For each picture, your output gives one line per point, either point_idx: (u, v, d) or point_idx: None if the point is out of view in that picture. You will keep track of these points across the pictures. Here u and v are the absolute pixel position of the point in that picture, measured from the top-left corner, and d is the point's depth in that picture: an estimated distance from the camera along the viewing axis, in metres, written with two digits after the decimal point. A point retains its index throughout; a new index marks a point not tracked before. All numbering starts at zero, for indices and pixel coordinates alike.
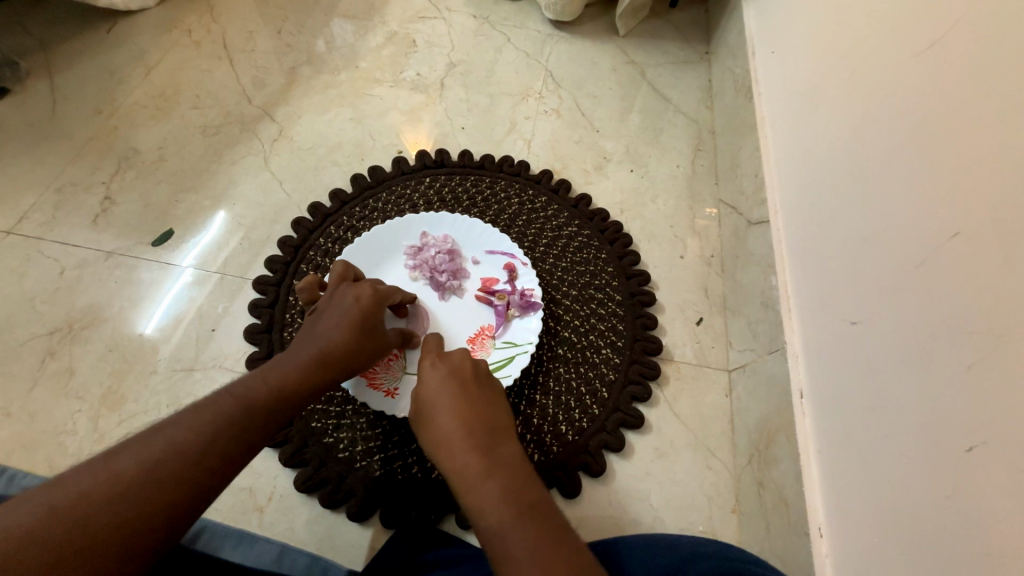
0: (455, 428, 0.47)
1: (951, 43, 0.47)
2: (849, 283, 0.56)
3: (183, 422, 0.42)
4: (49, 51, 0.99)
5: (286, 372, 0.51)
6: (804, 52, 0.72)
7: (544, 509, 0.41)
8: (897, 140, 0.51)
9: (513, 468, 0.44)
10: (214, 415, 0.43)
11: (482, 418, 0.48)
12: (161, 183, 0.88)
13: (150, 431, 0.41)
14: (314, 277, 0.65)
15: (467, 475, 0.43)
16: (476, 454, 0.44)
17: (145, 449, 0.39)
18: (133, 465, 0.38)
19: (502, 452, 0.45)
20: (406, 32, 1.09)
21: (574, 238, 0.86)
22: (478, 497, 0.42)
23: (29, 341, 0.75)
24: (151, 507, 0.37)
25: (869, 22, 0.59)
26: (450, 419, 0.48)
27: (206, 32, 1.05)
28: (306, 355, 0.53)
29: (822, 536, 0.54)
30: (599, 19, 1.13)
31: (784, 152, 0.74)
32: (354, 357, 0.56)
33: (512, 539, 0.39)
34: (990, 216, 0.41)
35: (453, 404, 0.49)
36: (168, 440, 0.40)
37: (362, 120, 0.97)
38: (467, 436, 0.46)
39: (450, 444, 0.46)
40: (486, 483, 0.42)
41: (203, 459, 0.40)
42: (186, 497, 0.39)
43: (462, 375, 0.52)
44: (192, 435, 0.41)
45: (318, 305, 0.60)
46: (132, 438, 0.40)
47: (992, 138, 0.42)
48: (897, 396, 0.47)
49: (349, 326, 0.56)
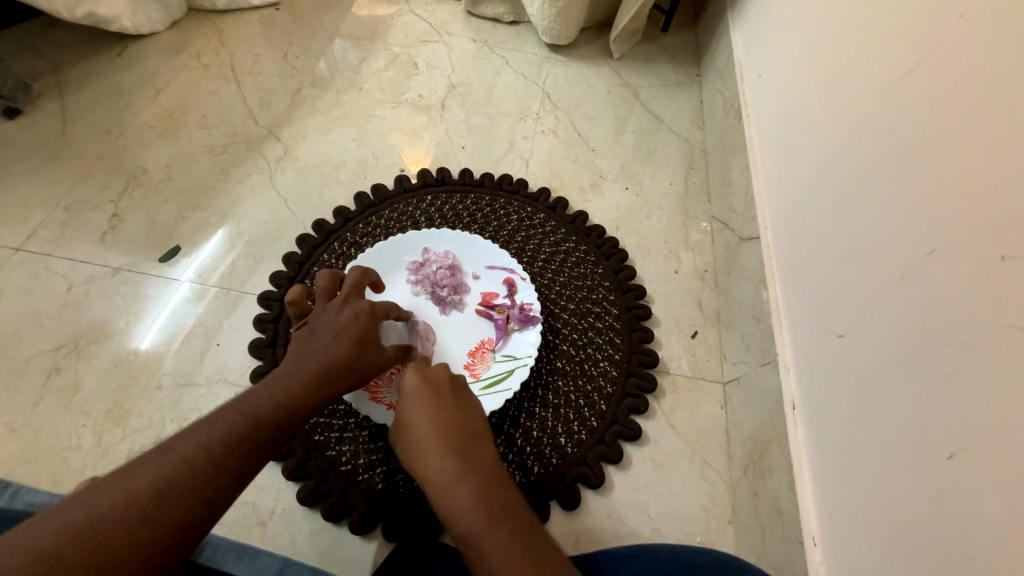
0: (431, 437, 0.48)
1: (920, 77, 0.51)
2: (837, 297, 0.58)
3: (193, 440, 0.43)
4: (61, 73, 1.02)
5: (291, 388, 0.51)
6: (788, 78, 0.76)
7: (515, 509, 0.43)
8: (876, 161, 0.54)
9: (485, 472, 0.46)
10: (221, 431, 0.44)
11: (457, 425, 0.50)
12: (169, 201, 0.90)
13: (160, 448, 0.41)
14: (302, 286, 0.65)
15: (444, 481, 0.45)
16: (451, 461, 0.46)
17: (158, 467, 0.40)
18: (146, 485, 0.39)
19: (478, 458, 0.47)
20: (407, 55, 1.12)
21: (571, 253, 0.88)
22: (450, 503, 0.44)
23: (34, 357, 0.76)
24: (163, 527, 0.38)
25: (847, 53, 0.62)
26: (424, 427, 0.49)
27: (214, 55, 1.08)
28: (307, 369, 0.53)
29: (816, 544, 0.55)
30: (594, 42, 1.17)
31: (772, 170, 0.77)
32: (355, 367, 0.56)
33: (484, 540, 0.41)
34: (962, 234, 0.44)
35: (426, 411, 0.51)
36: (179, 458, 0.41)
37: (365, 140, 0.99)
38: (443, 443, 0.48)
39: (425, 453, 0.48)
40: (458, 491, 0.44)
41: (214, 477, 0.41)
42: (191, 517, 0.39)
43: (436, 382, 0.54)
44: (200, 453, 0.42)
45: (311, 318, 0.60)
46: (145, 455, 0.41)
47: (963, 164, 0.45)
48: (883, 406, 0.49)
49: (350, 341, 0.57)
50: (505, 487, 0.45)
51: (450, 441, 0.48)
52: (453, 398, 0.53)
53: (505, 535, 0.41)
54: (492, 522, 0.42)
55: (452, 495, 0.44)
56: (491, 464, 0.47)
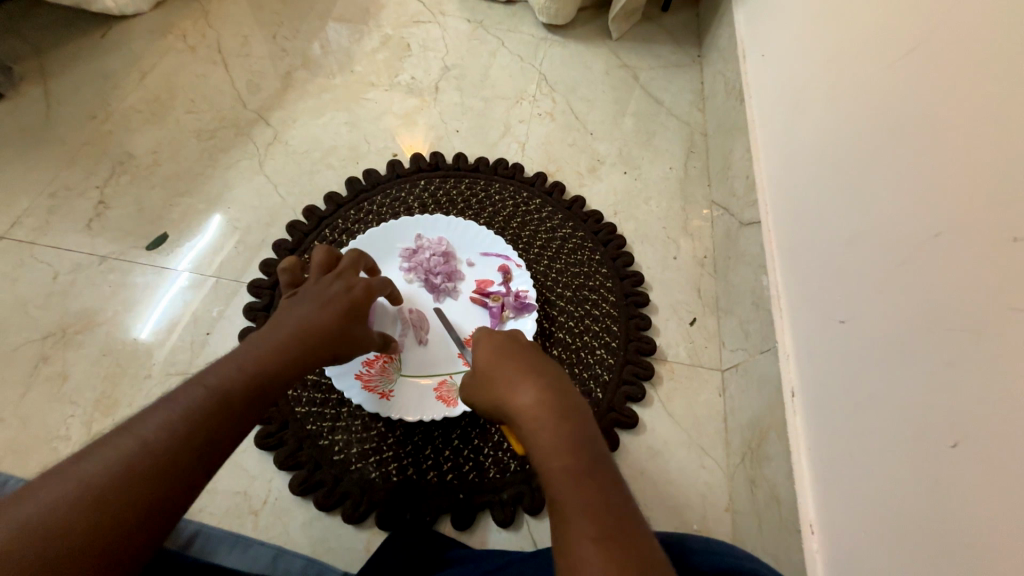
0: (519, 381, 0.46)
1: (929, 51, 0.48)
2: (839, 282, 0.56)
3: (155, 419, 0.40)
4: (43, 56, 0.99)
5: (266, 359, 0.49)
6: (791, 56, 0.73)
7: (607, 460, 0.40)
8: (880, 142, 0.53)
9: (578, 417, 0.43)
10: (186, 407, 0.42)
11: (542, 372, 0.47)
12: (156, 187, 0.88)
13: (118, 430, 0.39)
14: (296, 259, 0.63)
15: (535, 422, 0.42)
16: (542, 402, 0.43)
17: (115, 450, 0.38)
18: (103, 468, 0.37)
19: (569, 402, 0.44)
20: (400, 36, 1.09)
21: (568, 240, 0.86)
22: (543, 444, 0.41)
23: (22, 346, 0.75)
24: (127, 510, 0.36)
25: (852, 29, 0.60)
26: (510, 372, 0.47)
27: (201, 37, 1.05)
28: (285, 337, 0.52)
29: (813, 533, 0.54)
30: (593, 22, 1.14)
31: (773, 154, 0.75)
32: (337, 336, 0.56)
33: (576, 486, 0.38)
34: (972, 217, 0.42)
35: (512, 361, 0.48)
36: (139, 439, 0.39)
37: (357, 124, 0.97)
38: (532, 386, 0.45)
39: (514, 395, 0.45)
40: (552, 431, 0.41)
41: (178, 456, 0.39)
42: (158, 498, 0.37)
43: (518, 342, 0.52)
44: (162, 433, 0.40)
45: (297, 292, 0.59)
46: (102, 438, 0.39)
47: (970, 144, 0.43)
48: (885, 391, 0.48)
49: (333, 313, 0.56)
50: (597, 438, 0.42)
51: (541, 385, 0.45)
52: (535, 353, 0.50)
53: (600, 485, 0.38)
54: (586, 471, 0.39)
55: (546, 437, 0.41)
56: (581, 409, 0.44)
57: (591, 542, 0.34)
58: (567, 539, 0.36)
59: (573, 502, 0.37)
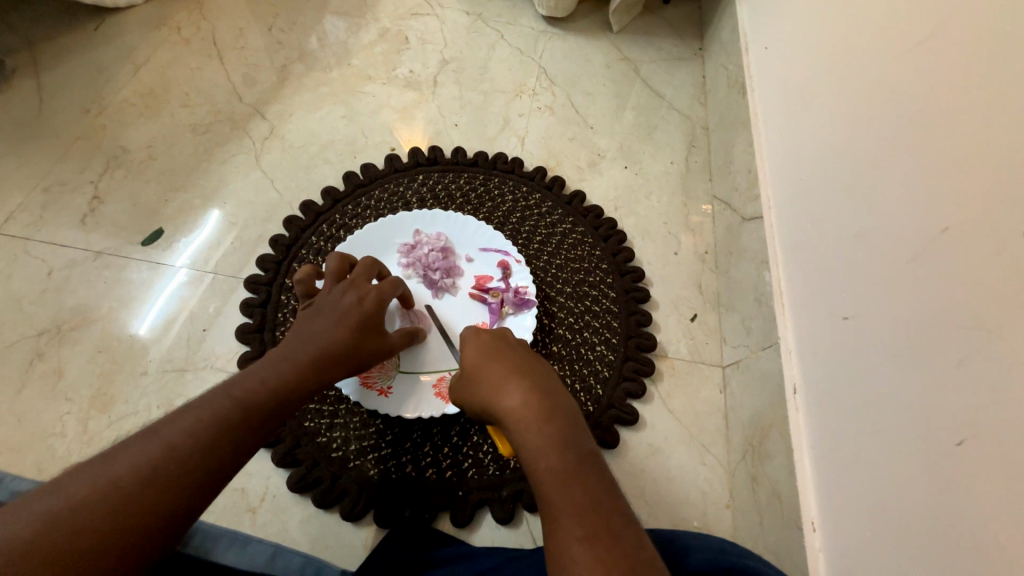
0: (506, 381, 0.45)
1: (938, 43, 0.47)
2: (843, 279, 0.55)
3: (178, 425, 0.40)
4: (35, 49, 0.98)
5: (287, 374, 0.49)
6: (796, 49, 0.72)
7: (598, 461, 0.40)
8: (887, 136, 0.52)
9: (566, 416, 0.42)
10: (211, 417, 0.42)
11: (530, 371, 0.46)
12: (151, 182, 0.87)
13: (143, 433, 0.39)
14: (311, 267, 0.62)
15: (523, 422, 0.42)
16: (529, 401, 0.43)
17: (140, 453, 0.37)
18: (128, 470, 0.36)
19: (557, 401, 0.43)
20: (398, 29, 1.08)
21: (568, 235, 0.85)
22: (531, 445, 0.41)
23: (16, 342, 0.74)
24: (149, 511, 0.35)
25: (859, 21, 0.59)
26: (497, 372, 0.47)
27: (196, 29, 1.04)
28: (304, 355, 0.51)
29: (816, 531, 0.54)
30: (593, 14, 1.13)
31: (777, 148, 0.74)
32: (354, 355, 0.55)
33: (565, 486, 0.38)
34: (982, 214, 0.41)
35: (500, 361, 0.48)
36: (164, 443, 0.38)
37: (354, 118, 0.96)
38: (519, 386, 0.45)
39: (501, 395, 0.44)
40: (540, 430, 0.41)
41: (200, 465, 0.39)
42: (178, 504, 0.37)
43: (506, 342, 0.51)
44: (185, 440, 0.39)
45: (314, 301, 0.58)
46: (130, 438, 0.38)
47: (981, 138, 0.42)
48: (890, 389, 0.47)
49: (350, 326, 0.55)
50: (585, 437, 0.42)
51: (528, 384, 0.45)
52: (523, 353, 0.50)
53: (588, 484, 0.38)
54: (572, 471, 0.39)
55: (533, 436, 0.41)
56: (569, 407, 0.43)
57: (579, 545, 0.35)
58: (556, 542, 0.36)
59: (562, 504, 0.37)
